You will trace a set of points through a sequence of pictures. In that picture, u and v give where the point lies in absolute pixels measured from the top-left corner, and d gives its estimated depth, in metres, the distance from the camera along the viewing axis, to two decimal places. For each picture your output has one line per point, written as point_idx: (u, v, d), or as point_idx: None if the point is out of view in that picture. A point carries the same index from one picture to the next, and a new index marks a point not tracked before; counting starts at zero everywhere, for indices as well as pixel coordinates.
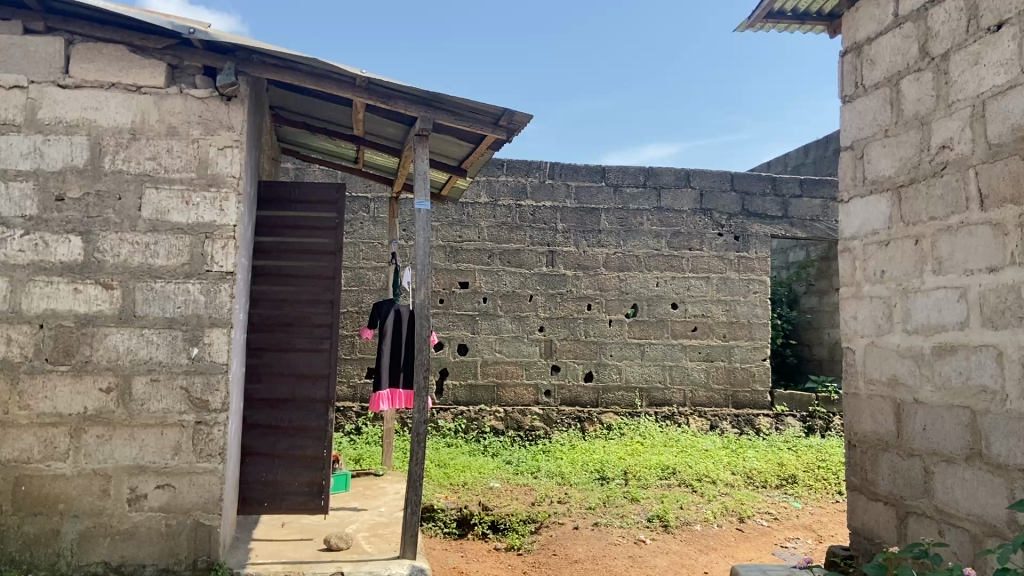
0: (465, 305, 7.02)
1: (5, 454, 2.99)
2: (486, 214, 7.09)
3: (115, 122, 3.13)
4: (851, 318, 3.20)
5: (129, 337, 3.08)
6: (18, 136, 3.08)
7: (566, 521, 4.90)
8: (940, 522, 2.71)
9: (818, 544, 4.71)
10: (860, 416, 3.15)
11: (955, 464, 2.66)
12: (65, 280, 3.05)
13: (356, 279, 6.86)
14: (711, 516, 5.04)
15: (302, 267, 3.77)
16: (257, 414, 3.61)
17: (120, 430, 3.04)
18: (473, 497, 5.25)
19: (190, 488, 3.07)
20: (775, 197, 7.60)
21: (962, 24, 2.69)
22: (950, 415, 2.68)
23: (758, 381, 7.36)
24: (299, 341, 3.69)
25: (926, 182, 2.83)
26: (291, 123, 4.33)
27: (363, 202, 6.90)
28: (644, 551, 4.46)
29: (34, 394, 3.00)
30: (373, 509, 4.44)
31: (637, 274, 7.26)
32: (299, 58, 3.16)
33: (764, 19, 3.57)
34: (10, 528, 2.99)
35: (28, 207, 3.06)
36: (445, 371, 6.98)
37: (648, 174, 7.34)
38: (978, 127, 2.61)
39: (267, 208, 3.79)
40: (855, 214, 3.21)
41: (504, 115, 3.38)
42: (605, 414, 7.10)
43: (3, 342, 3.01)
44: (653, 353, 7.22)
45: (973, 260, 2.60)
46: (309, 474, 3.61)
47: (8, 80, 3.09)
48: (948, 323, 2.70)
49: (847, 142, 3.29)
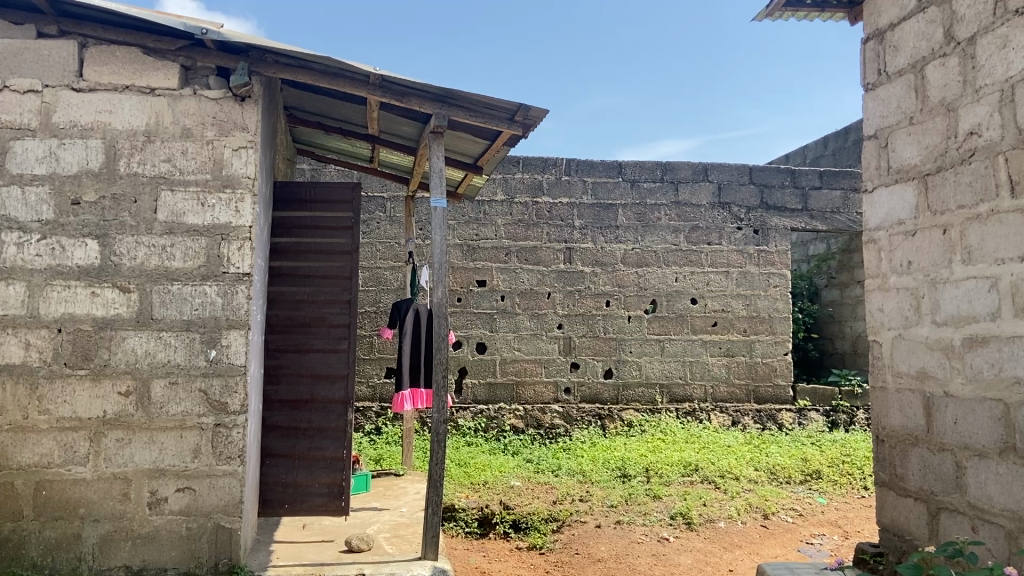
0: (483, 304, 6.99)
1: (26, 459, 2.98)
2: (503, 212, 7.06)
3: (129, 124, 3.12)
4: (877, 311, 3.14)
5: (147, 340, 3.06)
6: (34, 140, 3.07)
7: (588, 519, 4.86)
8: (974, 519, 2.65)
9: (844, 539, 4.64)
10: (888, 410, 3.09)
11: (988, 458, 2.59)
12: (82, 284, 3.04)
13: (374, 279, 6.84)
14: (735, 513, 4.97)
15: (318, 267, 3.74)
16: (276, 415, 3.59)
17: (139, 434, 3.03)
18: (494, 496, 5.22)
19: (210, 491, 3.06)
20: (795, 189, 7.51)
21: (988, 7, 2.62)
22: (983, 408, 2.62)
23: (781, 375, 7.27)
24: (318, 342, 3.67)
25: (954, 169, 2.77)
26: (305, 123, 4.32)
27: (379, 202, 6.89)
28: (669, 549, 4.41)
29: (54, 398, 3.00)
30: (394, 509, 4.43)
31: (656, 270, 7.19)
32: (313, 57, 3.13)
33: (782, 7, 3.48)
34: (32, 533, 2.98)
35: (45, 211, 3.05)
36: (464, 370, 6.96)
37: (665, 169, 7.28)
38: (1007, 112, 2.54)
39: (283, 209, 3.77)
40: (879, 204, 3.15)
41: (519, 111, 3.34)
42: (626, 411, 7.05)
43: (21, 347, 3.00)
44: (673, 348, 7.16)
45: (1005, 248, 2.53)
46: (330, 475, 3.58)
47: (23, 84, 3.08)
48: (979, 313, 2.64)
49: (870, 131, 3.23)
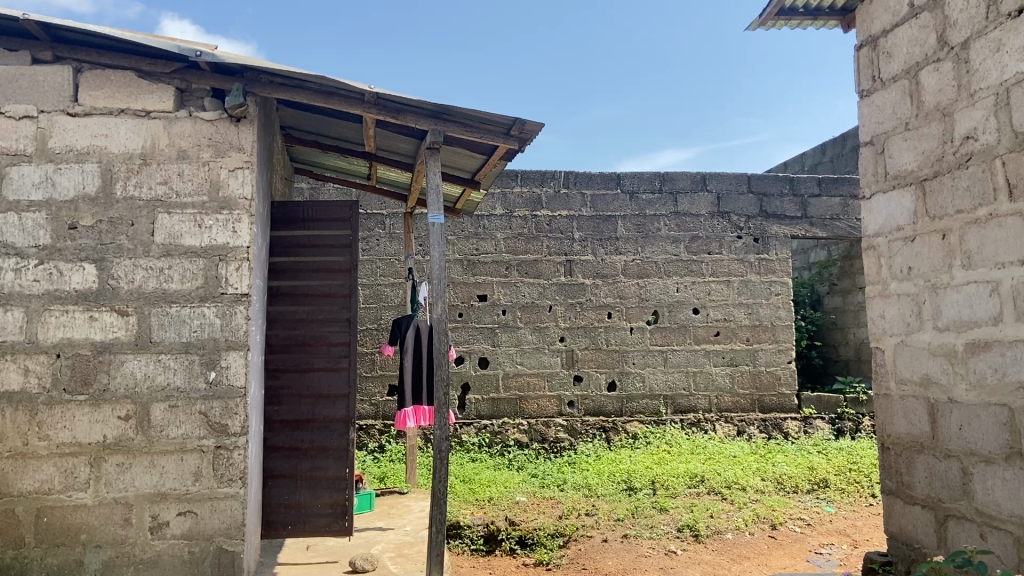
0: (484, 318, 6.97)
1: (26, 486, 2.97)
2: (502, 226, 7.06)
3: (126, 147, 3.13)
4: (879, 318, 3.12)
5: (146, 363, 3.05)
6: (29, 165, 3.07)
7: (594, 534, 4.82)
8: (982, 526, 2.62)
9: (853, 548, 4.59)
10: (893, 418, 3.07)
11: (994, 464, 2.57)
12: (80, 308, 3.04)
13: (375, 296, 6.84)
14: (742, 523, 4.94)
15: (317, 285, 3.74)
16: (278, 435, 3.57)
17: (139, 458, 3.02)
18: (499, 512, 5.18)
19: (211, 514, 3.04)
20: (793, 197, 7.51)
21: (980, 11, 2.62)
22: (987, 413, 2.60)
23: (784, 384, 7.25)
24: (318, 361, 3.65)
25: (951, 174, 2.76)
26: (302, 141, 4.32)
27: (378, 219, 6.90)
28: (676, 563, 4.37)
29: (53, 424, 2.99)
30: (399, 528, 4.40)
31: (657, 281, 7.18)
32: (308, 77, 3.13)
33: (775, 17, 3.55)
34: (33, 560, 2.96)
35: (42, 236, 3.05)
36: (467, 386, 6.93)
37: (663, 180, 7.28)
38: (1003, 116, 2.54)
39: (280, 229, 3.77)
40: (877, 210, 3.14)
41: (515, 125, 3.32)
42: (631, 423, 7.03)
43: (20, 373, 2.99)
44: (676, 359, 7.13)
45: (1005, 252, 2.51)
46: (332, 494, 3.56)
47: (19, 110, 3.09)
48: (981, 318, 2.62)
49: (866, 137, 3.22)
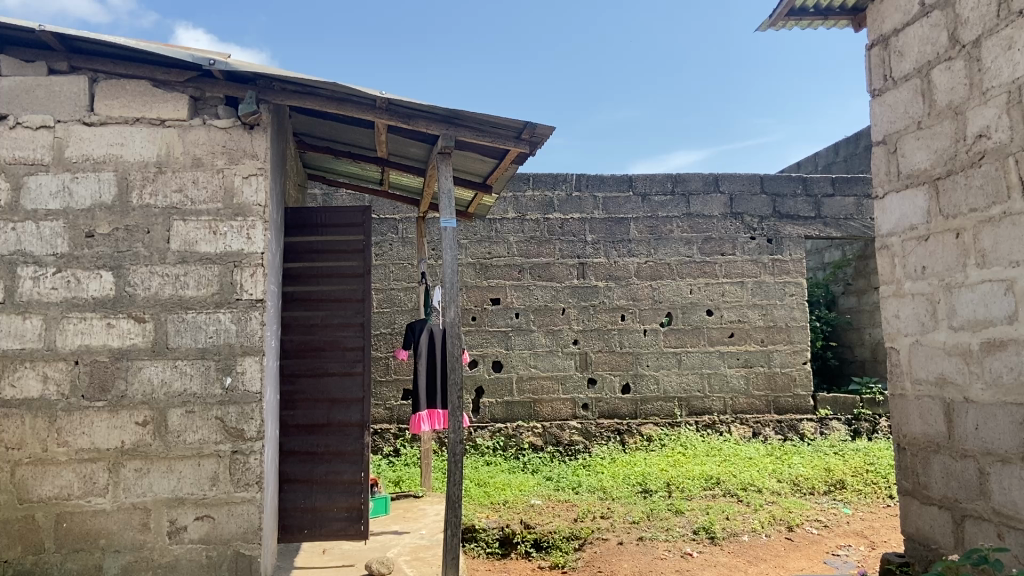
0: (498, 322, 6.98)
1: (46, 492, 3.00)
2: (515, 230, 7.07)
3: (141, 156, 3.16)
4: (894, 317, 3.11)
5: (163, 369, 3.08)
6: (47, 175, 3.11)
7: (610, 536, 4.81)
8: (1000, 525, 2.61)
9: (870, 550, 4.57)
10: (909, 418, 3.05)
11: (1011, 464, 2.56)
12: (98, 316, 3.07)
13: (388, 301, 6.87)
14: (759, 525, 4.93)
15: (331, 291, 3.76)
16: (293, 440, 3.59)
17: (157, 463, 3.05)
18: (515, 515, 5.19)
19: (229, 518, 3.06)
20: (807, 197, 7.49)
21: (992, 9, 2.61)
22: (1004, 412, 2.58)
23: (800, 385, 7.21)
24: (332, 366, 3.68)
25: (964, 173, 2.75)
26: (315, 148, 4.36)
27: (391, 224, 6.92)
28: (692, 565, 4.35)
29: (72, 430, 3.02)
30: (414, 532, 4.42)
31: (670, 283, 7.17)
32: (320, 84, 3.16)
33: (786, 17, 3.54)
34: (53, 565, 2.99)
35: (59, 245, 3.08)
36: (481, 389, 6.94)
37: (675, 181, 7.27)
38: (1015, 114, 2.52)
39: (294, 235, 3.80)
40: (890, 210, 3.13)
41: (525, 129, 3.33)
42: (645, 426, 7.02)
43: (39, 380, 3.03)
44: (690, 361, 7.11)
45: (1019, 250, 2.50)
46: (348, 498, 3.58)
47: (36, 120, 3.13)
48: (995, 317, 2.61)
49: (879, 137, 3.21)
